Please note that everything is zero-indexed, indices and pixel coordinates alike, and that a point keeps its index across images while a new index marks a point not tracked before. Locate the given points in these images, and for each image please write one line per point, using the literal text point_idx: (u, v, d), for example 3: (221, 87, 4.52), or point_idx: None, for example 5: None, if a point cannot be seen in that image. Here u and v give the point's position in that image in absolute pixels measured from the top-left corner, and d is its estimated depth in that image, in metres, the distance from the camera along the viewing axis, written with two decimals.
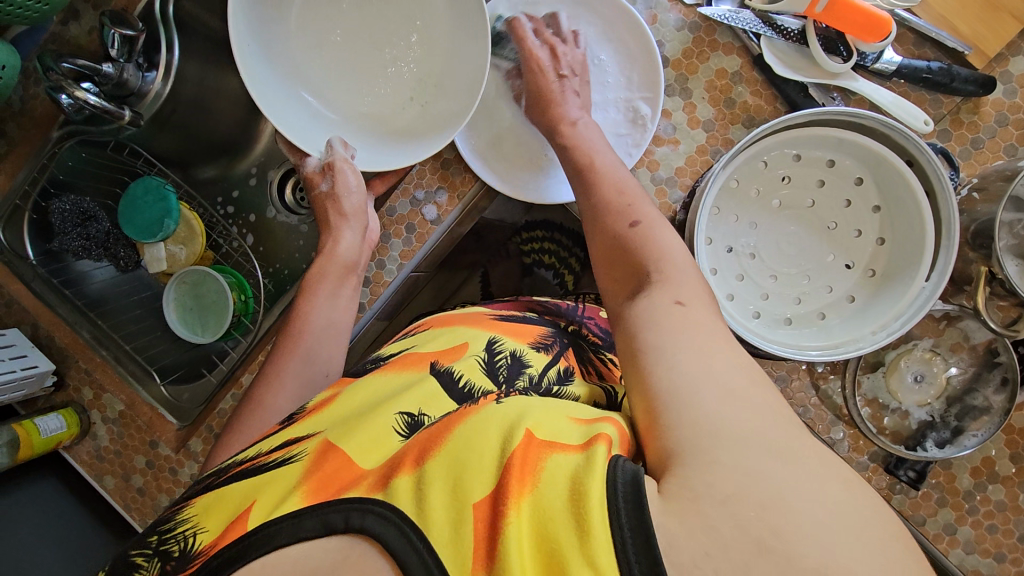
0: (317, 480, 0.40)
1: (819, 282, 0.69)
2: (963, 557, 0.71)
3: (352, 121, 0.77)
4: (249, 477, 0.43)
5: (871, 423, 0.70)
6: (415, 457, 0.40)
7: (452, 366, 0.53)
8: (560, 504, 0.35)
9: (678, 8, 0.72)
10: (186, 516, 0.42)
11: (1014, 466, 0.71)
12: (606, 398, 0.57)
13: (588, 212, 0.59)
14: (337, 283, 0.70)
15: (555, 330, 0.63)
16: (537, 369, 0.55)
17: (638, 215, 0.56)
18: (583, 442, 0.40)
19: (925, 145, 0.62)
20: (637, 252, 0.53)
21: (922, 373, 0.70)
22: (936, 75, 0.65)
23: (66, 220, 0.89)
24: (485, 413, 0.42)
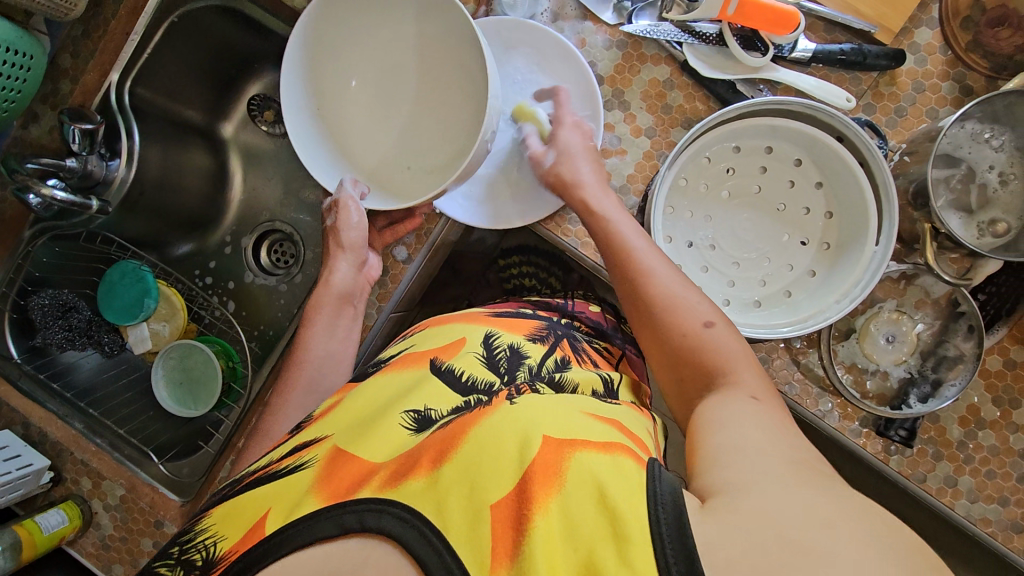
0: (331, 486, 0.44)
1: (780, 262, 0.72)
2: (969, 507, 0.73)
3: (386, 166, 0.77)
4: (266, 486, 0.48)
5: (854, 389, 0.72)
6: (433, 459, 0.44)
7: (452, 364, 0.57)
8: (592, 511, 0.38)
9: (603, 29, 0.77)
10: (206, 527, 0.48)
11: (998, 410, 0.73)
12: (604, 384, 0.60)
13: (641, 301, 0.58)
14: (335, 316, 0.73)
15: (549, 322, 0.68)
16: (535, 359, 0.60)
17: (687, 303, 0.57)
18: (602, 445, 0.44)
19: (856, 127, 0.65)
20: (705, 356, 0.54)
21: (893, 333, 0.72)
22: (850, 55, 0.70)
23: (46, 315, 0.90)
24: (506, 415, 0.46)
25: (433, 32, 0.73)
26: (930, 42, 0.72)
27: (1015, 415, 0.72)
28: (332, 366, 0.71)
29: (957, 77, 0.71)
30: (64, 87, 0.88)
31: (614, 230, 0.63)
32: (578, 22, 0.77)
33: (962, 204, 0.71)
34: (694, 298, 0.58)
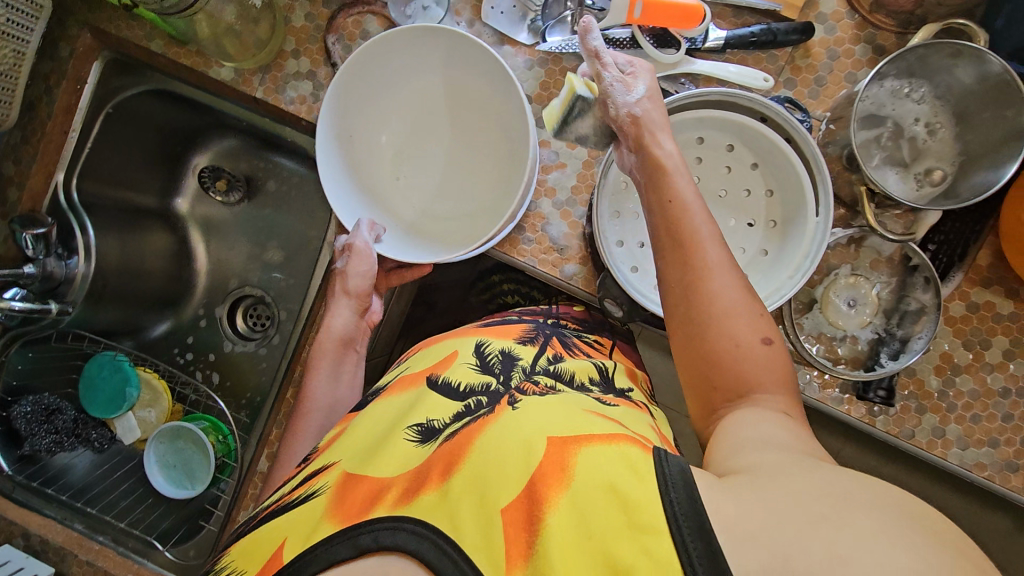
0: (342, 508, 0.48)
1: (731, 246, 0.73)
2: (962, 454, 0.73)
3: (407, 212, 0.82)
4: (284, 516, 0.52)
5: (826, 358, 0.73)
6: (442, 471, 0.48)
7: (448, 376, 0.61)
8: (605, 498, 0.40)
9: (522, 50, 0.79)
10: (229, 562, 0.52)
11: (971, 353, 0.73)
12: (599, 371, 0.65)
13: (700, 299, 0.53)
14: (336, 364, 0.76)
15: (536, 325, 0.73)
16: (528, 359, 0.64)
17: (751, 311, 0.53)
18: (606, 437, 0.45)
19: (775, 104, 0.67)
20: (762, 371, 0.52)
21: (853, 297, 0.73)
22: (761, 36, 0.71)
23: (31, 422, 0.92)
24: (510, 422, 0.49)
25: (467, 84, 0.78)
26: (836, 9, 0.73)
27: (987, 355, 0.73)
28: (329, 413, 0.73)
29: (868, 39, 0.73)
30: (10, 195, 0.90)
31: (686, 218, 0.56)
32: (497, 47, 0.79)
33: (897, 159, 0.73)
34: (756, 308, 0.54)
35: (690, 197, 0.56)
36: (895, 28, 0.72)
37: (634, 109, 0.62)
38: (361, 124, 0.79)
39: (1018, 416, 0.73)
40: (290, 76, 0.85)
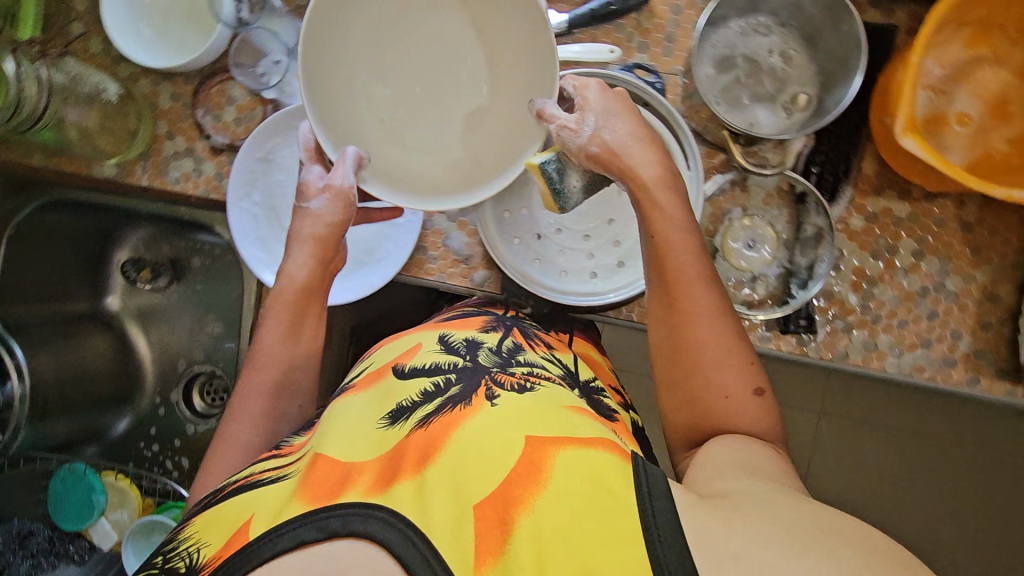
0: (312, 488, 0.49)
1: (623, 216, 0.73)
2: (899, 362, 0.74)
3: (425, 178, 0.65)
4: (253, 493, 0.52)
5: (741, 303, 0.73)
6: (416, 462, 0.50)
7: (413, 363, 0.62)
8: (581, 503, 0.44)
9: None
10: (188, 535, 0.50)
11: (881, 262, 0.74)
12: (562, 364, 0.66)
13: (695, 347, 0.60)
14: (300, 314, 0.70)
15: (495, 317, 0.72)
16: (492, 342, 0.65)
17: (732, 355, 0.60)
18: (586, 441, 0.49)
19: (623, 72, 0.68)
20: (752, 417, 0.59)
21: (752, 238, 0.73)
22: (601, 10, 0.72)
23: (9, 552, 0.97)
24: (490, 418, 0.52)
25: None
26: None
27: (896, 260, 0.74)
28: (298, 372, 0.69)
29: None
30: None
31: (671, 259, 0.62)
32: None
33: (764, 95, 0.73)
34: (737, 350, 0.61)
35: (676, 240, 0.62)
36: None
37: (590, 148, 0.62)
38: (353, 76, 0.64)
39: (941, 311, 0.74)
40: (170, 157, 0.82)
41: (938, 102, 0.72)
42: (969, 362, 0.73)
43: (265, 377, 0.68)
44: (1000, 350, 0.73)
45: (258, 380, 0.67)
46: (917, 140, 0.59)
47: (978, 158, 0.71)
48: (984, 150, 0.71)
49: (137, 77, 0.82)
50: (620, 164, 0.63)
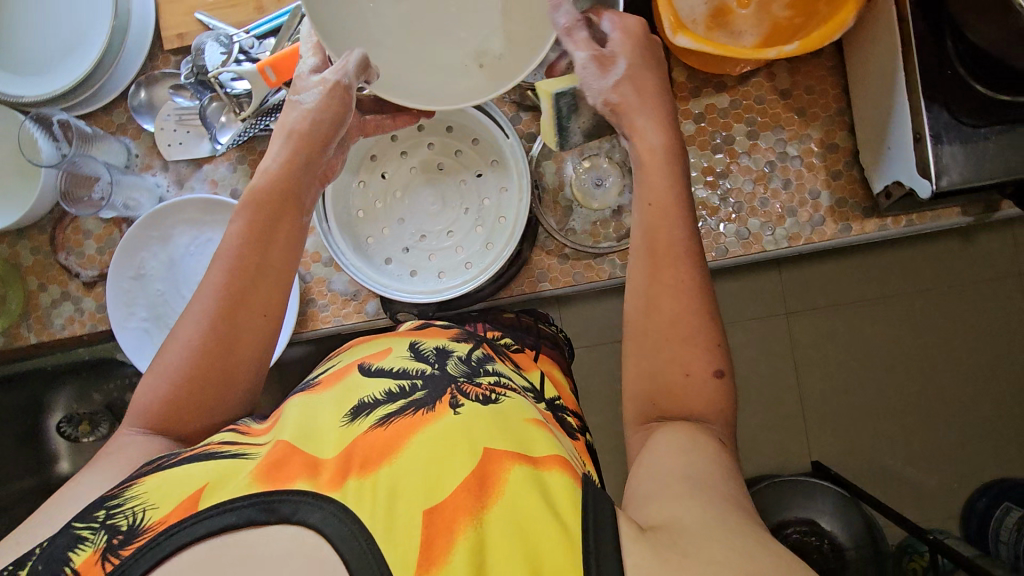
0: (269, 464, 0.45)
1: (476, 201, 0.77)
2: (775, 238, 0.77)
3: (460, 75, 0.64)
4: (207, 462, 0.46)
5: (613, 239, 0.76)
6: (362, 463, 0.46)
7: (381, 364, 0.57)
8: (529, 520, 0.43)
9: (219, 159, 0.81)
10: (136, 493, 0.44)
11: (723, 155, 0.79)
12: (525, 381, 0.63)
13: (667, 320, 0.57)
14: (271, 218, 0.59)
15: (465, 330, 0.67)
16: (462, 351, 0.61)
17: (695, 337, 0.57)
18: (544, 461, 0.48)
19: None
20: (706, 407, 0.55)
21: (599, 176, 0.77)
22: None
23: None
24: (451, 423, 0.49)
25: None
26: None
27: (736, 148, 0.78)
28: (273, 273, 0.58)
29: None
30: None
31: (668, 230, 0.59)
32: (198, 170, 0.82)
33: None
34: (700, 334, 0.57)
35: (671, 199, 0.59)
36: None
37: (608, 96, 0.63)
38: (369, 14, 0.62)
39: (794, 178, 0.78)
40: (49, 307, 0.83)
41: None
42: (836, 213, 0.77)
43: (231, 279, 0.55)
44: (857, 192, 0.77)
45: (223, 279, 0.55)
46: (689, 36, 0.68)
47: (768, 31, 0.74)
48: (771, 20, 0.73)
49: None
50: (631, 124, 0.62)
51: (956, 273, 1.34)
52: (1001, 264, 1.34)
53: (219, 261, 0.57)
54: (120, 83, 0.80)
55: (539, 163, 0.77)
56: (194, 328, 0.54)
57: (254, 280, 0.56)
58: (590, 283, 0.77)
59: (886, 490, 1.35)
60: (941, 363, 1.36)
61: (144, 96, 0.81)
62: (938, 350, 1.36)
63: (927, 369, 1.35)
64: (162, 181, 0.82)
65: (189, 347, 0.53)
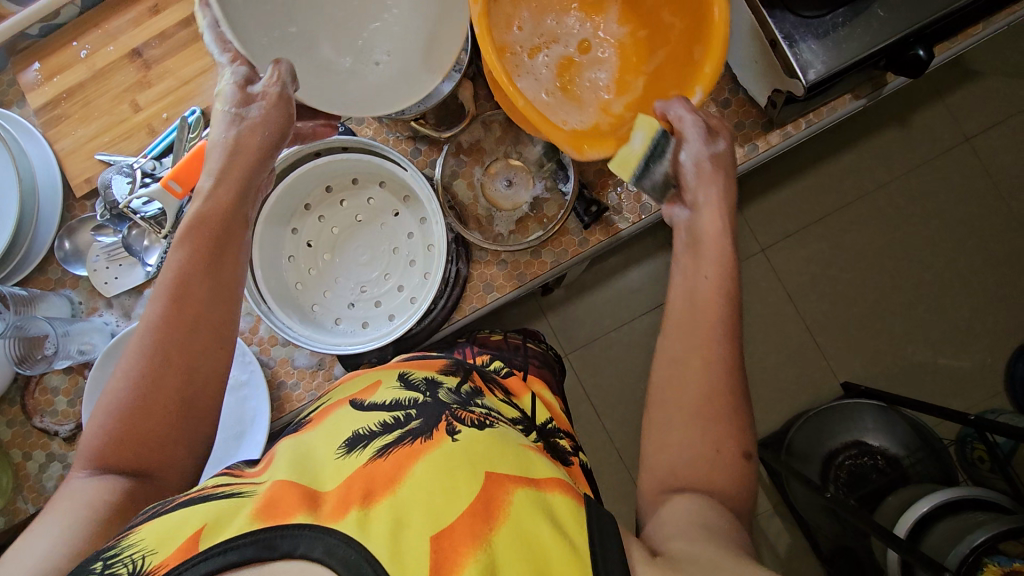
0: (270, 504, 0.43)
1: (401, 239, 0.79)
2: None
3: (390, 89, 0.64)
4: (204, 505, 0.44)
5: (539, 230, 0.78)
6: (363, 495, 0.45)
7: (370, 398, 0.56)
8: (536, 540, 0.43)
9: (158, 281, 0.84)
10: (133, 540, 0.42)
11: None
12: (514, 409, 0.64)
13: (695, 400, 0.56)
14: (223, 241, 0.57)
15: (454, 358, 0.68)
16: (451, 382, 0.61)
17: (720, 417, 0.55)
18: (541, 484, 0.48)
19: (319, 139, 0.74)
20: (734, 482, 0.54)
21: (509, 176, 0.79)
22: None
23: None
24: (446, 449, 0.49)
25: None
26: None
27: None
28: (224, 301, 0.56)
29: None
30: None
31: (709, 303, 0.59)
32: (142, 296, 0.84)
33: None
34: (729, 411, 0.56)
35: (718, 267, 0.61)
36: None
37: (697, 161, 0.63)
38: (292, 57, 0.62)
39: None
40: (38, 471, 0.84)
41: (555, 51, 0.70)
42: (738, 136, 0.79)
43: (176, 312, 0.53)
44: (750, 111, 0.79)
45: (167, 313, 0.53)
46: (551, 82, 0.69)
47: (619, 51, 0.70)
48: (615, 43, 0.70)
49: None
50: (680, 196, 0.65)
51: (900, 160, 1.38)
52: (938, 138, 1.37)
53: (160, 294, 0.54)
54: (43, 243, 0.83)
55: (450, 183, 0.79)
56: (143, 367, 0.52)
57: (199, 311, 0.54)
58: (533, 279, 0.79)
59: (912, 383, 1.36)
60: (922, 244, 1.37)
61: (69, 246, 0.84)
62: (911, 236, 1.38)
63: (909, 255, 1.38)
64: (111, 318, 0.85)
65: (143, 382, 0.51)
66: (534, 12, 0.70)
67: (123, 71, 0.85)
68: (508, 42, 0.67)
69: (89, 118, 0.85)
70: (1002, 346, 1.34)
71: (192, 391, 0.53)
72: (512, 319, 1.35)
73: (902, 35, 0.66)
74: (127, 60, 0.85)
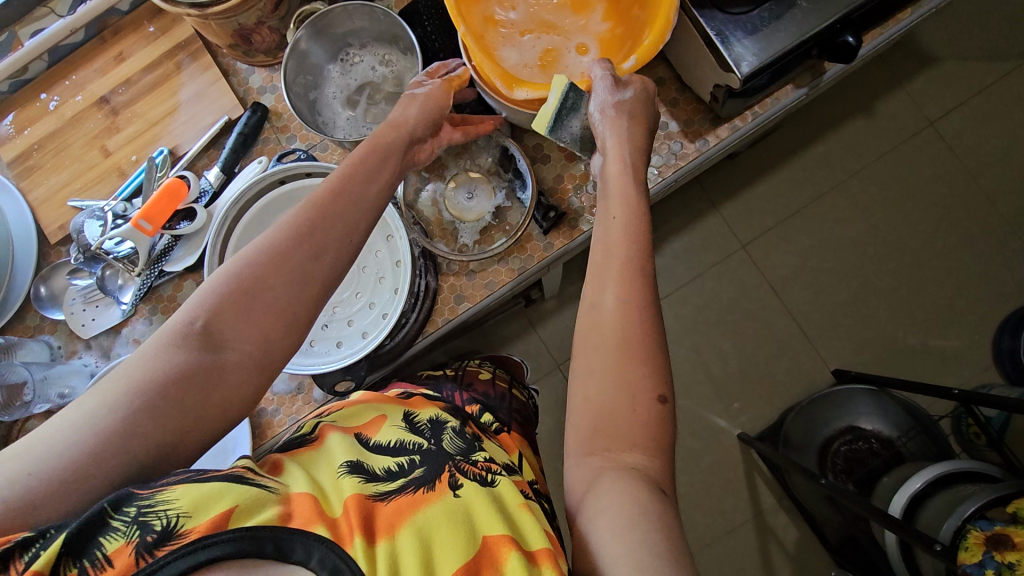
0: (295, 513, 0.47)
1: (371, 257, 0.80)
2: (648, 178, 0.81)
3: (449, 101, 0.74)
4: (237, 483, 0.46)
5: (503, 237, 0.79)
6: (367, 529, 0.49)
7: (377, 438, 0.60)
8: None
9: (134, 318, 0.84)
10: (168, 495, 0.44)
11: None
12: (503, 458, 0.67)
13: (610, 343, 0.57)
14: (375, 163, 0.62)
15: (447, 402, 0.72)
16: (453, 424, 0.66)
17: (637, 357, 0.56)
18: (532, 554, 0.52)
19: (284, 166, 0.78)
20: (654, 431, 0.55)
21: (470, 189, 0.81)
22: (238, 143, 0.84)
23: None
24: (449, 505, 0.54)
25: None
26: (263, 79, 0.87)
27: None
28: (354, 218, 0.59)
29: None
30: None
31: (628, 245, 0.60)
32: (120, 336, 0.85)
33: (391, 95, 0.84)
34: (643, 357, 0.56)
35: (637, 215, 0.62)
36: (268, 9, 0.76)
37: (603, 107, 0.66)
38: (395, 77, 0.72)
39: None
40: None
41: (545, 37, 0.76)
42: (689, 133, 0.82)
43: (326, 206, 0.58)
44: (698, 108, 0.82)
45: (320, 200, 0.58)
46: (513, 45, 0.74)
47: (599, 47, 0.74)
48: (596, 36, 0.74)
49: None
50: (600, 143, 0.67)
51: (866, 148, 1.41)
52: (900, 124, 1.41)
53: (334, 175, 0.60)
54: (20, 291, 0.85)
55: (414, 201, 0.81)
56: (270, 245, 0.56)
57: (338, 212, 0.58)
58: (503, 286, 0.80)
59: (901, 365, 1.36)
60: (897, 228, 1.39)
61: (45, 291, 0.85)
62: (884, 220, 1.40)
63: (883, 239, 1.39)
64: (90, 359, 0.85)
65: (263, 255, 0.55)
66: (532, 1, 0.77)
67: (92, 119, 0.88)
68: (501, 19, 0.75)
69: (61, 166, 0.87)
70: (986, 322, 1.35)
71: (309, 282, 0.56)
72: (500, 335, 1.36)
73: (829, 23, 0.69)
74: (96, 108, 0.88)
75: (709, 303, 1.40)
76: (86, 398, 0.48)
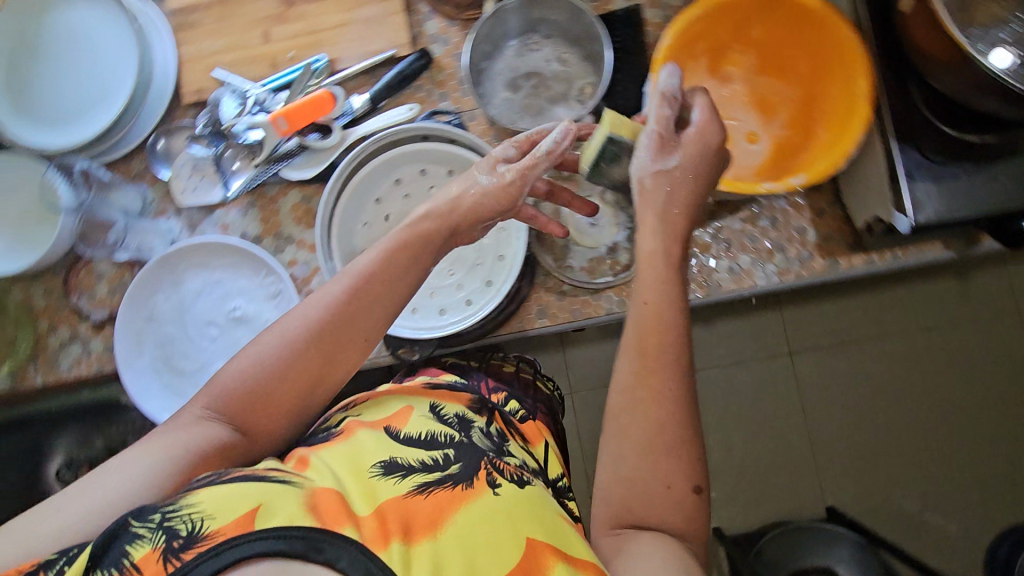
0: (324, 511, 0.47)
1: (475, 241, 0.81)
2: (766, 275, 0.79)
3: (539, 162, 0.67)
4: (261, 483, 0.48)
5: (607, 272, 0.80)
6: (402, 527, 0.49)
7: (405, 429, 0.59)
8: None
9: (231, 204, 0.84)
10: (192, 500, 0.46)
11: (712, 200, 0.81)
12: (532, 462, 0.66)
13: (654, 426, 0.57)
14: (409, 259, 0.61)
15: (478, 397, 0.71)
16: (481, 422, 0.64)
17: (674, 449, 0.57)
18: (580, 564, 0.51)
19: (433, 124, 0.77)
20: (679, 513, 0.56)
21: (594, 216, 0.82)
22: (394, 81, 0.83)
23: None
24: (485, 503, 0.53)
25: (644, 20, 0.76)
26: (439, 27, 0.86)
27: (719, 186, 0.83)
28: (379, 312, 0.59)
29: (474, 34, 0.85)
30: None
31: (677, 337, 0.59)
32: (211, 216, 0.85)
33: (556, 94, 0.83)
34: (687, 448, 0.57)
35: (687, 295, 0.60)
36: None
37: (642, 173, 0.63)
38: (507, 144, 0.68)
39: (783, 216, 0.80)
40: (58, 349, 0.84)
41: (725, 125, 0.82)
42: (823, 248, 0.80)
43: (353, 294, 0.59)
44: (843, 229, 0.80)
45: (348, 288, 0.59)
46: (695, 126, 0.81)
47: (772, 149, 0.79)
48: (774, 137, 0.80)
49: (9, 288, 0.85)
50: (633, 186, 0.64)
51: (951, 311, 1.38)
52: (992, 304, 1.38)
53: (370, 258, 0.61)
54: (137, 137, 0.85)
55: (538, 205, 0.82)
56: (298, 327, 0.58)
57: (365, 305, 0.59)
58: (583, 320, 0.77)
59: (896, 528, 1.34)
60: (946, 398, 1.37)
61: (162, 145, 0.85)
62: (938, 386, 1.37)
63: (929, 403, 1.37)
64: (175, 225, 0.86)
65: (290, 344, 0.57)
66: (720, 88, 0.82)
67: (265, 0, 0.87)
68: None
69: (218, 32, 0.87)
70: (992, 522, 1.33)
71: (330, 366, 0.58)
72: (535, 342, 1.35)
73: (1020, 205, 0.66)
74: None
75: (740, 394, 1.39)
76: (123, 456, 0.53)
